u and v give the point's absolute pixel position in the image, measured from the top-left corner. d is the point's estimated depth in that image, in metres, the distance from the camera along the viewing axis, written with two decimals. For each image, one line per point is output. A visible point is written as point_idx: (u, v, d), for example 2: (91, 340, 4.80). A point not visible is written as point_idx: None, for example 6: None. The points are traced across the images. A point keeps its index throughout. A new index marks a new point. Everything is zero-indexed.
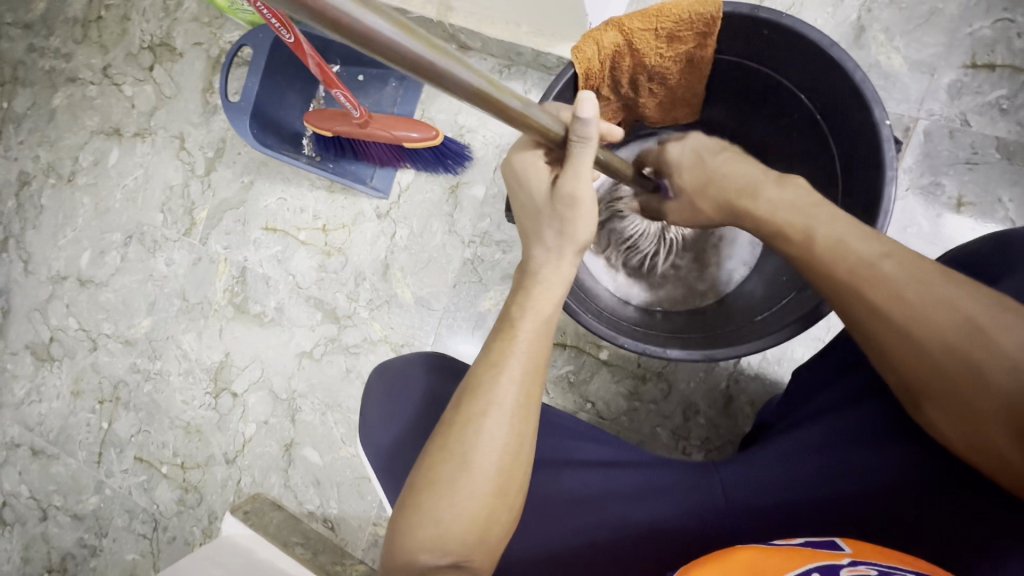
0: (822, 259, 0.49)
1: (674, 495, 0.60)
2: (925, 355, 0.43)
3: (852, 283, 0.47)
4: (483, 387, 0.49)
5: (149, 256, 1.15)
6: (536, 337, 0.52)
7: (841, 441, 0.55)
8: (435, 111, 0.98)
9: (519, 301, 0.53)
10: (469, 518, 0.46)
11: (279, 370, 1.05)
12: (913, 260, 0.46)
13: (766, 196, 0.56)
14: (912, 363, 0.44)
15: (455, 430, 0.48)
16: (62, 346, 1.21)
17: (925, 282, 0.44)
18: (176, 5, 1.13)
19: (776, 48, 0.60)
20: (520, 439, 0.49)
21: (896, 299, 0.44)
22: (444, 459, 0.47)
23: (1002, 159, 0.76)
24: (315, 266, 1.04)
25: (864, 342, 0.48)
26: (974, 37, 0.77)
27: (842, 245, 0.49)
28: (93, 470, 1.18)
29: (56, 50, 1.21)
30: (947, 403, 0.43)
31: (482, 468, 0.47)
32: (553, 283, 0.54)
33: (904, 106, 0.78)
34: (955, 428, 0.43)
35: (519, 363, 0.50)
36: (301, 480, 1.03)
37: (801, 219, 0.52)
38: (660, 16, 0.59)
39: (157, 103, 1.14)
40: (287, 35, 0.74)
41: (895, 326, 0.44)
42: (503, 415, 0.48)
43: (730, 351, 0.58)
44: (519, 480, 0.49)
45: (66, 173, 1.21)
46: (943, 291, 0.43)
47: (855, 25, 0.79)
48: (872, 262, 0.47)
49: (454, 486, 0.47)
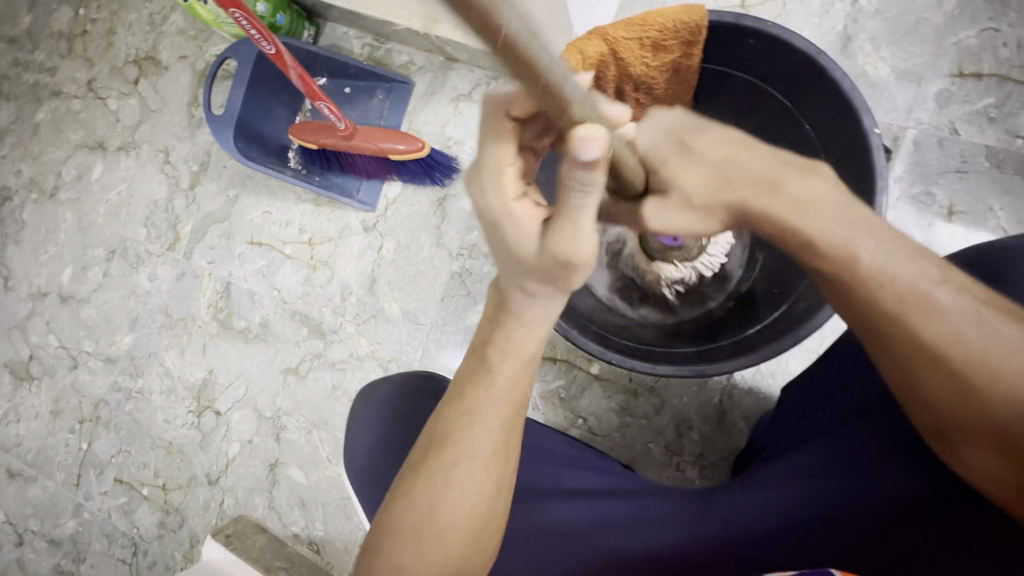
0: (859, 277, 0.44)
1: (667, 525, 0.57)
2: (978, 396, 0.40)
3: (900, 313, 0.42)
4: (455, 435, 0.47)
5: (132, 271, 1.13)
6: (513, 383, 0.49)
7: (842, 471, 0.53)
8: (422, 123, 0.96)
9: (497, 343, 0.49)
10: (438, 564, 0.46)
11: (264, 388, 1.03)
12: (966, 290, 0.42)
13: (789, 190, 0.48)
14: (963, 404, 0.40)
15: (426, 477, 0.47)
16: (42, 364, 1.17)
17: (980, 317, 0.41)
18: (162, 19, 1.13)
19: (761, 57, 0.60)
20: (494, 487, 0.47)
21: (956, 337, 0.40)
22: (411, 507, 0.46)
23: (992, 167, 0.75)
24: (300, 280, 1.02)
25: (898, 375, 0.43)
26: (960, 46, 0.77)
27: (883, 269, 0.43)
28: (71, 493, 1.14)
29: (41, 64, 1.20)
30: (986, 445, 0.40)
31: (451, 515, 0.46)
32: (539, 321, 0.49)
33: (892, 115, 0.78)
34: (989, 471, 0.40)
35: (496, 412, 0.48)
36: (286, 502, 1.00)
37: (843, 229, 0.45)
38: (644, 25, 0.59)
39: (142, 116, 1.13)
40: (268, 47, 0.73)
41: (947, 363, 0.40)
42: (475, 464, 0.47)
43: (728, 364, 0.56)
44: (494, 525, 0.48)
45: (49, 188, 1.19)
46: (1007, 334, 0.40)
47: (841, 35, 0.79)
48: (928, 291, 0.42)
49: (422, 537, 0.46)
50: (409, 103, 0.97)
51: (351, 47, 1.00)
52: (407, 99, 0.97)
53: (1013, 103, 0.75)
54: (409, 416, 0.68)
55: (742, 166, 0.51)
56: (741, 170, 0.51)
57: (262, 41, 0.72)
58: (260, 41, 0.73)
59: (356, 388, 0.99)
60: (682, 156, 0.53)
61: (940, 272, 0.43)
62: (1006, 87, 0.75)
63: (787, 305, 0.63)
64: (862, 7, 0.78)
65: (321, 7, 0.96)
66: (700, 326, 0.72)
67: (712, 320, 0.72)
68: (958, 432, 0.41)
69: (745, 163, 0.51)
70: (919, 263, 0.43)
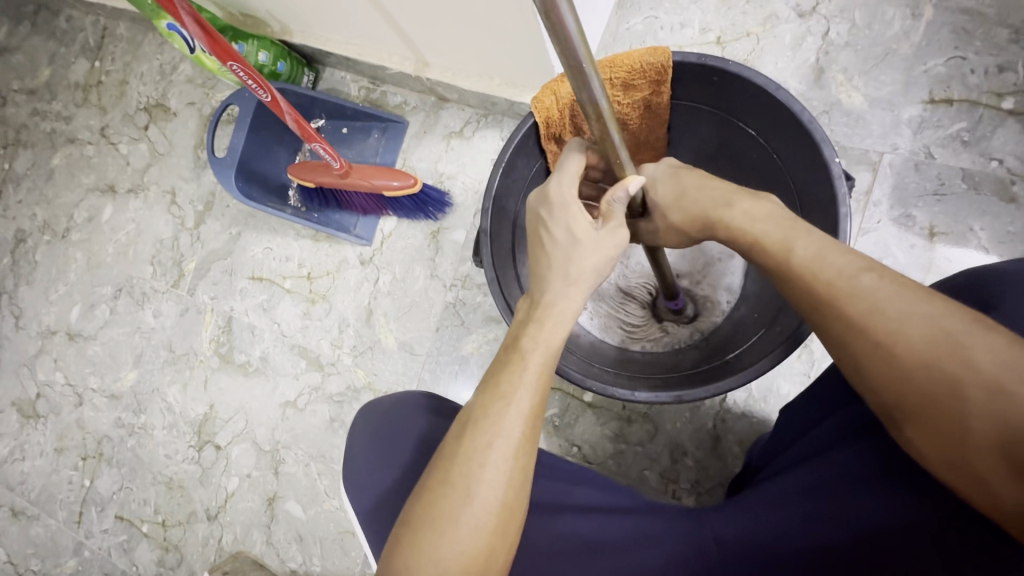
0: (799, 271, 0.46)
1: (665, 545, 0.57)
2: (906, 372, 0.39)
3: (832, 296, 0.43)
4: (488, 418, 0.45)
5: (138, 308, 1.16)
6: (546, 372, 0.47)
7: (850, 483, 0.50)
8: (415, 159, 1.00)
9: (529, 333, 0.49)
10: (470, 555, 0.42)
11: (263, 421, 1.04)
12: (891, 274, 0.42)
13: (741, 207, 0.51)
14: (895, 383, 0.40)
15: (459, 461, 0.44)
16: (49, 402, 1.19)
17: (900, 294, 0.41)
18: (172, 69, 1.19)
19: (727, 93, 0.62)
20: (522, 475, 0.45)
21: (874, 311, 0.41)
22: (445, 493, 0.43)
23: (969, 189, 0.77)
24: (299, 314, 1.04)
25: (843, 362, 0.43)
26: (930, 74, 0.79)
27: (818, 260, 0.45)
28: (72, 531, 1.15)
29: (57, 113, 1.26)
30: (928, 426, 0.38)
31: (483, 501, 0.43)
32: (565, 315, 0.50)
33: (869, 140, 0.80)
34: (935, 452, 0.38)
35: (529, 396, 0.46)
36: (284, 537, 1.00)
37: (779, 230, 0.48)
38: (612, 66, 0.62)
39: (151, 160, 1.18)
40: (264, 95, 0.78)
41: (874, 341, 0.40)
42: (508, 447, 0.44)
43: (725, 382, 0.56)
44: (518, 519, 0.45)
45: (61, 229, 1.23)
46: (921, 307, 0.40)
47: (814, 67, 0.82)
48: (852, 274, 0.43)
49: (454, 523, 0.42)
50: (403, 140, 1.01)
51: (348, 90, 1.04)
52: (401, 137, 1.01)
53: (984, 127, 0.77)
54: (413, 433, 0.62)
55: (696, 196, 0.55)
56: (693, 201, 0.55)
57: (259, 89, 0.76)
58: (257, 90, 0.77)
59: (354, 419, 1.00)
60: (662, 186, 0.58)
61: (862, 258, 0.44)
62: (976, 111, 0.78)
63: (765, 328, 0.64)
64: (832, 40, 0.82)
65: (320, 55, 1.01)
66: (695, 347, 0.73)
67: (722, 335, 0.72)
68: (900, 414, 0.40)
69: (698, 193, 0.54)
70: (852, 255, 0.44)
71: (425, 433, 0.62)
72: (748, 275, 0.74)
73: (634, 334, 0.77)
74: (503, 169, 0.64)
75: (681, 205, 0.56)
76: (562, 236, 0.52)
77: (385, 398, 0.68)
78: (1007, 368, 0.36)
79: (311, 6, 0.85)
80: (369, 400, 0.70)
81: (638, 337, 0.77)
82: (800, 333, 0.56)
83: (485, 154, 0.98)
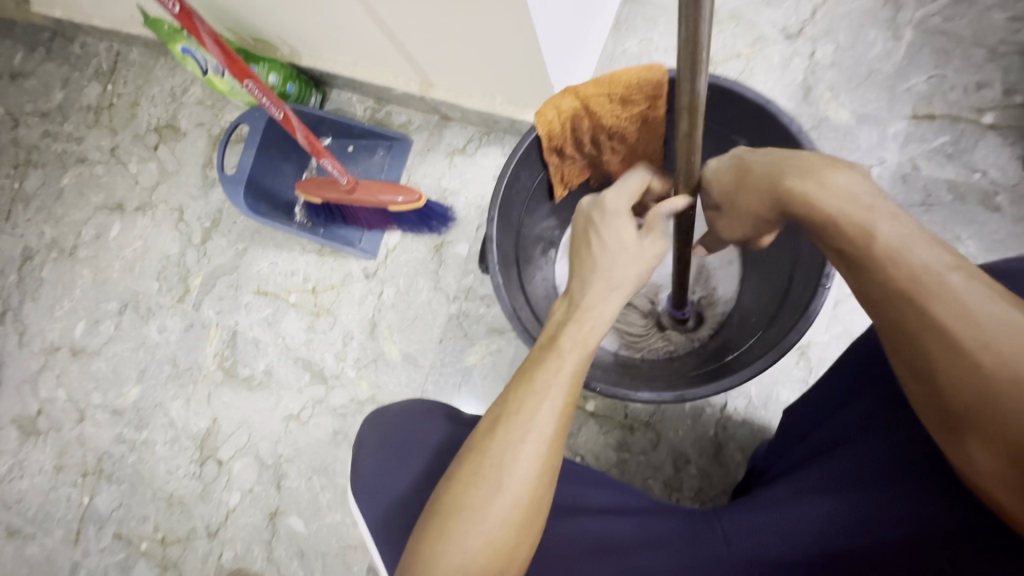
0: (875, 261, 0.42)
1: (674, 546, 0.57)
2: (983, 378, 0.37)
3: (911, 294, 0.40)
4: (522, 413, 0.46)
5: (143, 323, 1.17)
6: (579, 370, 0.49)
7: (851, 484, 0.52)
8: (420, 175, 1.03)
9: (567, 332, 0.50)
10: (496, 547, 0.44)
11: (266, 435, 1.04)
12: (982, 278, 0.40)
13: (826, 180, 0.46)
14: (970, 388, 0.37)
15: (492, 453, 0.45)
16: (50, 419, 1.19)
17: (988, 297, 0.38)
18: (182, 91, 1.23)
19: (720, 108, 0.66)
20: (551, 471, 0.46)
21: (965, 315, 0.38)
22: (477, 484, 0.44)
23: (954, 199, 0.80)
24: (304, 327, 1.06)
25: (909, 358, 0.41)
26: (912, 92, 0.83)
27: (901, 251, 0.42)
28: (69, 550, 1.13)
29: (68, 134, 1.29)
30: (995, 439, 0.36)
31: (512, 494, 0.44)
32: (603, 318, 0.51)
33: (857, 154, 0.83)
34: (997, 467, 0.37)
35: (562, 394, 0.47)
36: (286, 552, 1.00)
37: (862, 212, 0.44)
38: (611, 82, 0.65)
39: (159, 178, 1.21)
40: (277, 112, 0.81)
41: (951, 341, 0.38)
42: (539, 443, 0.45)
43: (729, 382, 0.57)
44: (544, 513, 0.47)
45: (68, 247, 1.24)
46: (1016, 320, 0.37)
47: (802, 85, 0.86)
48: (940, 274, 0.40)
49: (483, 513, 0.44)
50: (408, 157, 1.04)
51: (354, 110, 1.08)
52: (406, 154, 1.04)
53: (966, 141, 0.81)
54: (426, 435, 0.63)
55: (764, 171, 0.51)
56: (758, 179, 0.51)
57: (273, 106, 0.79)
58: (270, 107, 0.80)
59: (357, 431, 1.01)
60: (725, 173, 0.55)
61: (954, 257, 0.40)
62: (958, 126, 0.81)
63: (763, 330, 0.66)
64: (819, 60, 0.86)
65: (328, 76, 1.05)
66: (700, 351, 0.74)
67: (723, 339, 0.73)
68: (967, 422, 0.38)
69: (765, 168, 0.51)
70: (944, 250, 0.41)
71: (440, 435, 0.63)
72: (747, 281, 0.76)
73: (640, 342, 0.78)
74: (507, 181, 0.67)
75: (750, 185, 0.52)
76: (607, 243, 0.54)
77: (395, 404, 0.69)
78: None
79: (321, 30, 0.89)
80: (376, 409, 0.71)
81: (645, 346, 0.78)
82: (794, 335, 0.57)
83: (488, 170, 1.01)
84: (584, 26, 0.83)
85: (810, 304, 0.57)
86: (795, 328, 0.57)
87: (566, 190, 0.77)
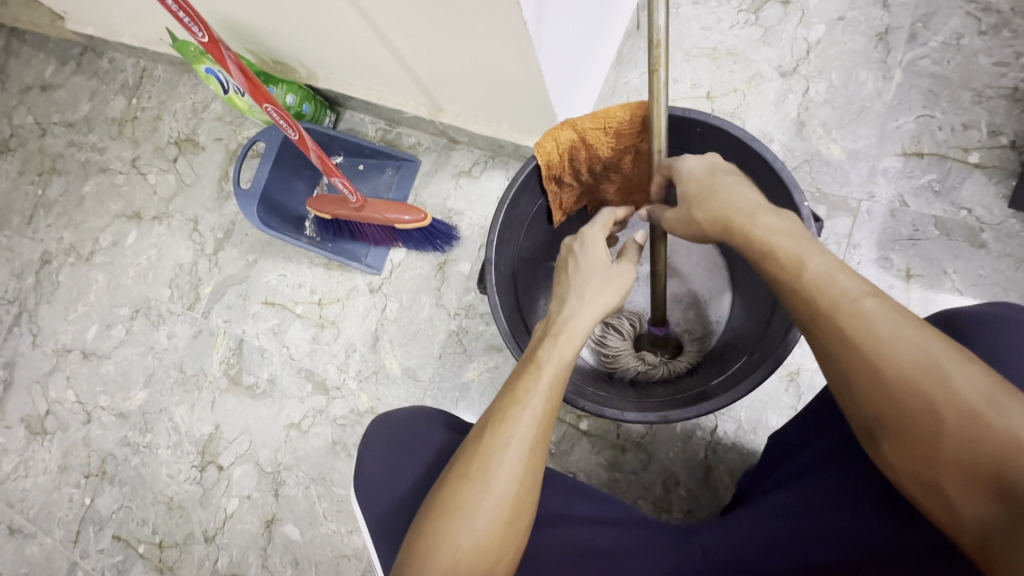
0: (804, 289, 0.46)
1: (656, 556, 0.58)
2: (888, 390, 0.42)
3: (828, 312, 0.45)
4: (506, 420, 0.48)
5: (153, 329, 1.20)
6: (558, 380, 0.51)
7: (827, 505, 0.53)
8: (426, 195, 1.07)
9: (545, 345, 0.53)
10: (484, 545, 0.46)
11: (267, 442, 1.06)
12: (891, 300, 0.44)
13: (763, 222, 0.51)
14: (882, 400, 0.42)
15: (479, 457, 0.48)
16: (57, 419, 1.21)
17: (891, 315, 0.43)
18: (203, 107, 1.29)
19: (710, 146, 0.70)
20: (534, 474, 0.48)
21: (870, 332, 0.43)
22: (466, 486, 0.47)
23: (941, 235, 0.83)
24: (308, 338, 1.09)
25: (832, 372, 0.46)
26: (901, 130, 0.86)
27: (819, 279, 0.46)
28: (68, 550, 1.15)
29: (93, 144, 1.34)
30: (905, 443, 0.41)
31: (498, 495, 0.46)
32: (580, 332, 0.54)
33: (848, 189, 0.86)
34: (905, 464, 0.42)
35: (542, 402, 0.50)
36: (280, 560, 1.01)
37: (790, 243, 0.49)
38: (606, 117, 0.69)
39: (177, 190, 1.26)
40: (293, 133, 0.85)
41: (866, 359, 0.43)
42: (522, 448, 0.48)
43: (709, 405, 0.60)
44: (529, 514, 0.49)
45: (86, 252, 1.28)
46: (915, 337, 0.42)
47: (796, 120, 0.89)
48: (850, 296, 0.44)
49: (472, 515, 0.46)
50: (415, 178, 1.08)
51: (366, 131, 1.13)
52: (413, 175, 1.08)
53: (953, 178, 0.84)
54: (427, 444, 0.65)
55: (723, 202, 0.54)
56: (722, 205, 0.54)
57: (288, 127, 0.83)
58: (286, 128, 0.84)
59: (355, 442, 1.03)
60: (696, 184, 0.57)
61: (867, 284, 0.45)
62: (945, 164, 0.84)
63: (748, 356, 0.68)
64: (812, 97, 0.89)
65: (342, 98, 1.10)
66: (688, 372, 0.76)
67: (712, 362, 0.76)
68: (881, 429, 0.43)
69: (727, 199, 0.54)
70: (858, 278, 0.45)
71: (440, 444, 0.65)
72: (735, 310, 0.78)
73: (613, 353, 0.78)
74: (508, 205, 0.70)
75: (709, 204, 0.55)
76: (587, 264, 0.58)
77: (397, 410, 0.69)
78: (984, 398, 0.38)
79: (337, 55, 0.93)
80: (381, 412, 0.71)
81: (629, 368, 0.77)
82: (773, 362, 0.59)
83: (491, 192, 1.05)
84: (586, 60, 0.87)
85: (790, 329, 0.60)
86: (775, 356, 0.59)
87: (564, 216, 0.80)
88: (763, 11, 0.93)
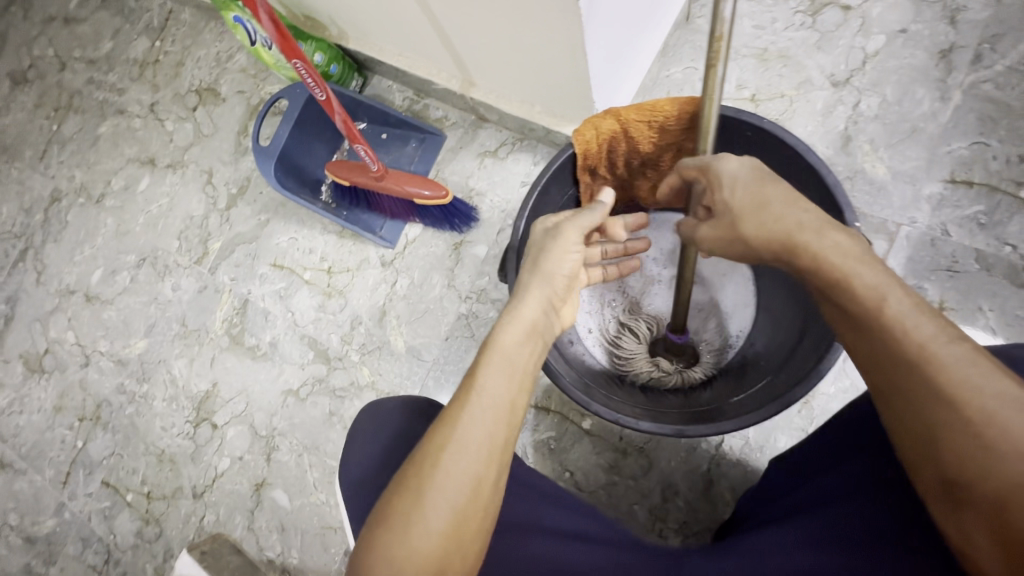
0: (883, 323, 0.43)
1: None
2: (979, 453, 0.37)
3: (916, 356, 0.41)
4: (447, 420, 0.47)
5: (158, 280, 1.18)
6: (501, 378, 0.50)
7: (829, 542, 0.50)
8: (448, 172, 1.04)
9: (490, 343, 0.52)
10: (423, 556, 0.42)
11: (263, 406, 1.05)
12: (981, 351, 0.41)
13: (832, 239, 0.48)
14: (973, 462, 0.37)
15: (417, 460, 0.46)
16: (55, 359, 1.21)
17: (983, 369, 0.39)
18: (228, 57, 1.25)
19: (757, 151, 0.67)
20: (478, 479, 0.45)
21: (963, 382, 0.39)
22: (402, 493, 0.44)
23: (980, 270, 0.80)
24: (314, 305, 1.07)
25: (912, 426, 0.41)
26: (953, 155, 0.82)
27: (907, 320, 0.42)
28: (57, 491, 1.15)
29: (112, 84, 1.30)
30: (990, 518, 0.36)
31: (436, 500, 0.44)
32: (518, 320, 0.55)
33: (888, 212, 0.82)
34: (991, 543, 0.36)
35: (485, 401, 0.48)
36: (266, 524, 1.01)
37: (874, 274, 0.45)
38: (652, 110, 0.65)
39: (194, 140, 1.23)
40: (320, 94, 0.82)
41: (964, 414, 0.38)
42: (462, 450, 0.45)
43: (727, 425, 0.58)
44: (478, 525, 0.45)
45: (96, 195, 1.26)
46: (1008, 390, 0.38)
47: (842, 134, 0.85)
48: (932, 339, 0.41)
49: (408, 524, 0.43)
50: (438, 154, 1.05)
51: (393, 99, 1.09)
52: (437, 150, 1.05)
53: (1002, 212, 0.80)
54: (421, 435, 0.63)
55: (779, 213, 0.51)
56: (776, 218, 0.51)
57: (315, 86, 0.80)
58: (314, 88, 0.81)
59: (352, 415, 1.01)
60: (744, 193, 0.54)
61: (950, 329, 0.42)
62: (995, 196, 0.81)
63: (769, 377, 0.67)
64: (862, 111, 0.85)
65: (372, 62, 1.06)
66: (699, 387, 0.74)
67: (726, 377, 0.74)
68: (960, 495, 0.38)
69: (784, 211, 0.51)
70: (947, 324, 0.42)
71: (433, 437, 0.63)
72: (757, 327, 0.76)
73: (624, 355, 0.77)
74: (538, 193, 0.67)
75: (761, 217, 0.52)
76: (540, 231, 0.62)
77: (392, 399, 0.67)
78: None
79: (371, 16, 0.89)
80: (374, 398, 0.68)
81: (640, 372, 0.76)
82: (794, 394, 0.58)
83: (517, 176, 1.02)
84: (632, 47, 0.83)
85: (821, 361, 0.58)
86: (795, 388, 0.58)
87: None
88: (821, 14, 0.88)
